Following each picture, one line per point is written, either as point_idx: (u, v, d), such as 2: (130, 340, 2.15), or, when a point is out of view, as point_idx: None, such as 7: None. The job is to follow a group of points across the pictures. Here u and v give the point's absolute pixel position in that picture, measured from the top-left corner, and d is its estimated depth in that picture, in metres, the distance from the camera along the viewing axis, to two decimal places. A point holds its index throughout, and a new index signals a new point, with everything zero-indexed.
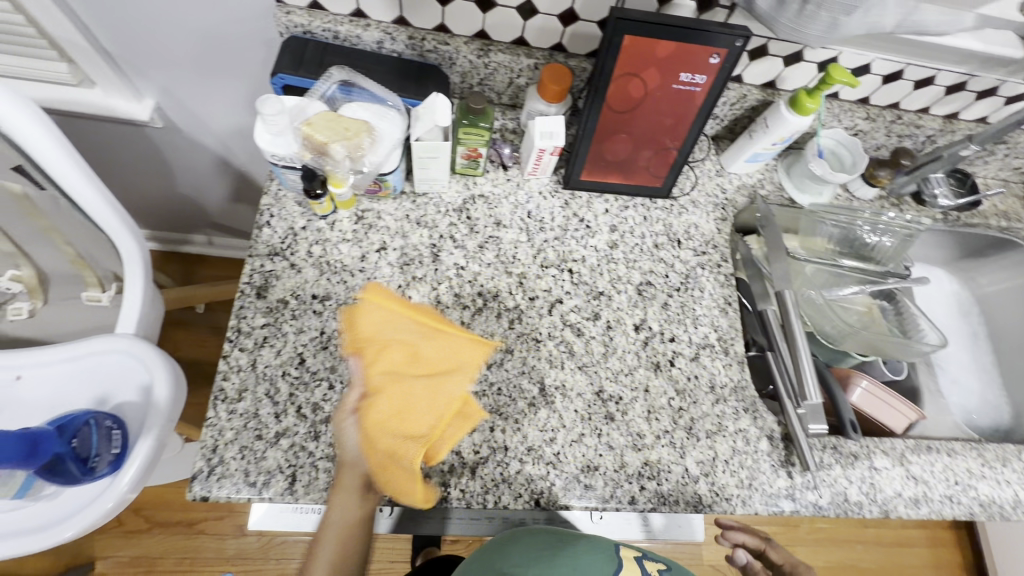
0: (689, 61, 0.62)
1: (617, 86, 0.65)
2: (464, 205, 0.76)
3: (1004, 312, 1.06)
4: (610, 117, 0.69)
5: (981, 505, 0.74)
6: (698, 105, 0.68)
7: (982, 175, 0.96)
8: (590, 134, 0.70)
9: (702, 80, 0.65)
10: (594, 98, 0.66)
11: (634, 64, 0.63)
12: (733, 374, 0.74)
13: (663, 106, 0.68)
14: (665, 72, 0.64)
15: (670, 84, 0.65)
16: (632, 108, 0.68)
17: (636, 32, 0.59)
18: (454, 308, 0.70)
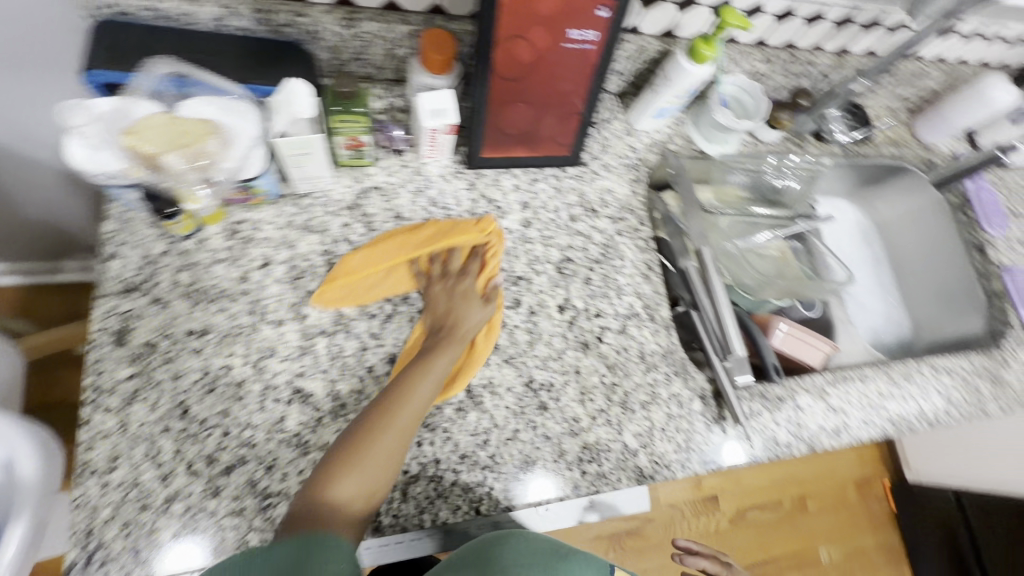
0: (576, 15, 0.56)
1: (502, 51, 0.58)
2: (356, 202, 0.67)
3: (900, 236, 1.12)
4: (502, 86, 0.62)
5: (892, 422, 0.79)
6: (593, 64, 0.62)
7: (874, 105, 0.99)
8: (483, 106, 0.63)
9: (594, 36, 0.59)
10: (479, 66, 0.58)
11: (516, 23, 0.55)
12: (661, 340, 0.73)
13: (558, 70, 0.62)
14: (552, 30, 0.57)
15: (560, 43, 0.58)
16: (524, 73, 0.61)
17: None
18: (360, 320, 0.63)
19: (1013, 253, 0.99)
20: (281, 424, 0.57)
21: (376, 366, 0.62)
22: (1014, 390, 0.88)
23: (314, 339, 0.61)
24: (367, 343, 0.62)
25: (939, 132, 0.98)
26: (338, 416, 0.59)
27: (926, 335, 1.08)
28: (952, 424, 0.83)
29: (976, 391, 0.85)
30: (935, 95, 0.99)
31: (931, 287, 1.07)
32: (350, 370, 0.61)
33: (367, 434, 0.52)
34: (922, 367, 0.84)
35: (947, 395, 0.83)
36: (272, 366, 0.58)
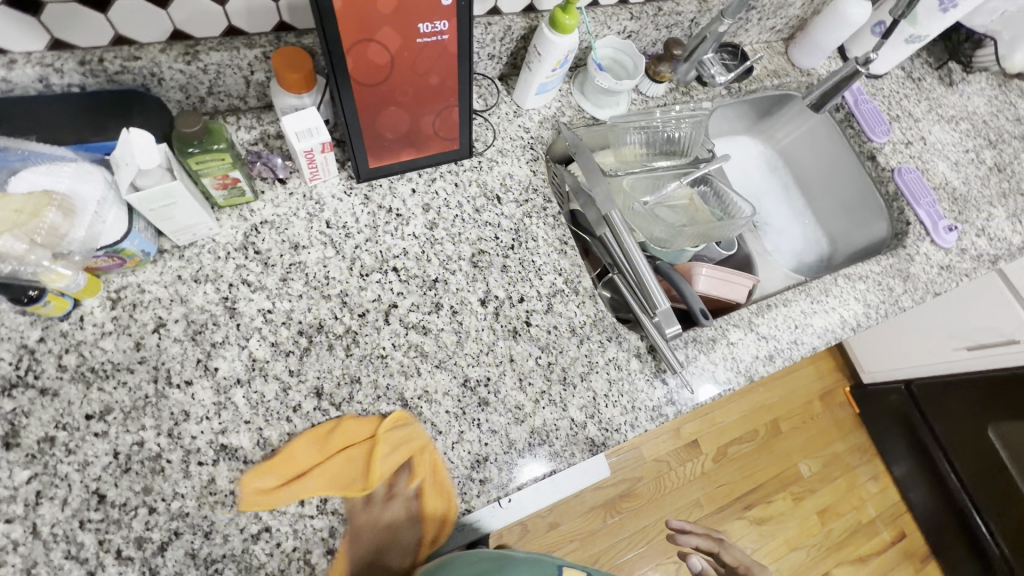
0: (421, 8, 0.55)
1: (356, 58, 0.56)
2: (247, 240, 0.64)
3: (801, 158, 1.19)
4: (367, 93, 0.60)
5: (819, 336, 0.83)
6: (454, 54, 0.61)
7: (749, 42, 1.02)
8: (354, 119, 0.61)
9: (445, 26, 0.58)
10: (336, 77, 0.56)
11: (362, 28, 0.54)
12: (588, 310, 0.74)
13: (420, 66, 0.61)
14: (402, 27, 0.56)
15: (413, 40, 0.58)
16: (386, 77, 0.60)
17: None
18: (275, 360, 0.60)
19: (900, 154, 1.04)
20: (211, 486, 0.54)
21: (302, 403, 0.59)
22: (922, 281, 0.94)
23: (230, 391, 0.58)
24: (288, 382, 0.60)
25: (812, 56, 1.03)
26: (271, 463, 0.56)
27: (843, 248, 1.13)
28: (874, 325, 0.88)
29: (890, 290, 0.90)
30: (802, 21, 1.03)
31: (835, 201, 1.14)
32: (275, 414, 0.58)
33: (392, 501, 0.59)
34: (838, 278, 0.89)
35: (864, 299, 0.88)
36: (189, 429, 0.55)
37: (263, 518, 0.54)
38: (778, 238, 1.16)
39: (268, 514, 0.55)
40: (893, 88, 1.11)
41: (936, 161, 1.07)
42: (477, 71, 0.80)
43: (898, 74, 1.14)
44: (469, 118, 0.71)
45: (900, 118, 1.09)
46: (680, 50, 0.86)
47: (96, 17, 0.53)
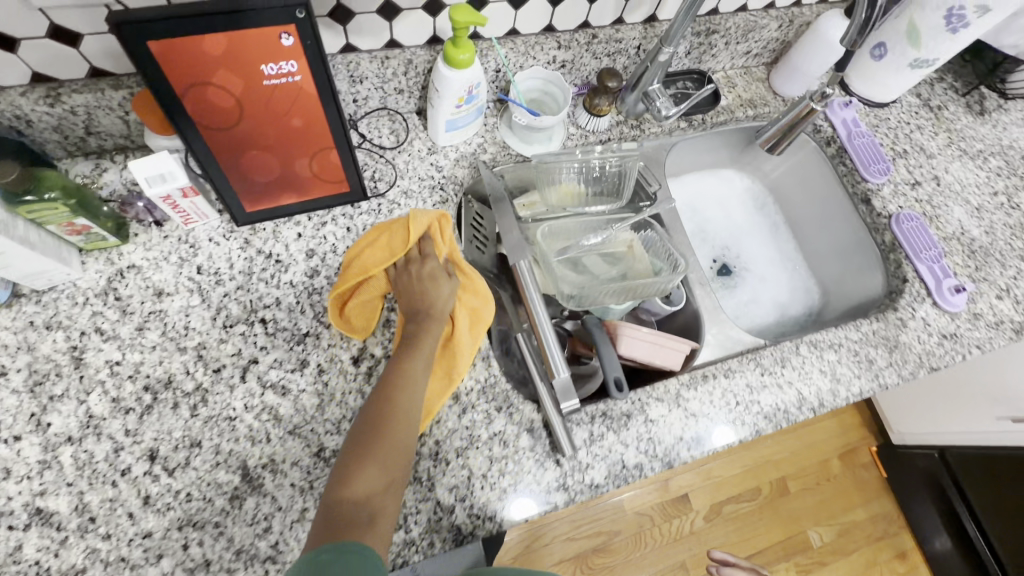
0: (259, 50, 0.49)
1: (194, 102, 0.51)
2: (109, 286, 0.62)
3: (792, 196, 1.04)
4: (219, 136, 0.55)
5: (767, 417, 0.70)
6: (314, 94, 0.55)
7: (721, 67, 0.91)
8: (211, 163, 0.57)
9: (294, 66, 0.52)
10: (174, 123, 0.52)
11: (190, 72, 0.48)
12: (478, 374, 0.66)
13: (276, 107, 0.55)
14: (239, 69, 0.50)
15: (259, 82, 0.52)
16: (238, 121, 0.55)
17: (153, 37, 0.44)
18: (113, 418, 0.57)
19: (903, 197, 0.89)
20: (16, 554, 0.51)
21: (132, 466, 0.55)
22: (916, 352, 0.78)
23: (58, 449, 0.55)
24: (122, 443, 0.56)
25: (796, 83, 0.89)
26: (85, 532, 0.53)
27: (836, 302, 0.97)
28: (844, 404, 0.74)
29: (869, 362, 0.76)
30: (785, 44, 0.90)
31: (829, 247, 0.98)
32: (100, 477, 0.55)
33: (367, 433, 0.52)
34: (801, 346, 0.75)
35: (833, 373, 0.74)
36: (7, 488, 0.53)
37: None
38: (759, 286, 1.01)
39: None
40: (902, 119, 0.96)
41: (951, 205, 0.90)
42: (388, 106, 0.75)
43: (910, 102, 0.98)
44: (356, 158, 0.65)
45: (908, 153, 0.93)
46: (615, 82, 0.76)
47: None
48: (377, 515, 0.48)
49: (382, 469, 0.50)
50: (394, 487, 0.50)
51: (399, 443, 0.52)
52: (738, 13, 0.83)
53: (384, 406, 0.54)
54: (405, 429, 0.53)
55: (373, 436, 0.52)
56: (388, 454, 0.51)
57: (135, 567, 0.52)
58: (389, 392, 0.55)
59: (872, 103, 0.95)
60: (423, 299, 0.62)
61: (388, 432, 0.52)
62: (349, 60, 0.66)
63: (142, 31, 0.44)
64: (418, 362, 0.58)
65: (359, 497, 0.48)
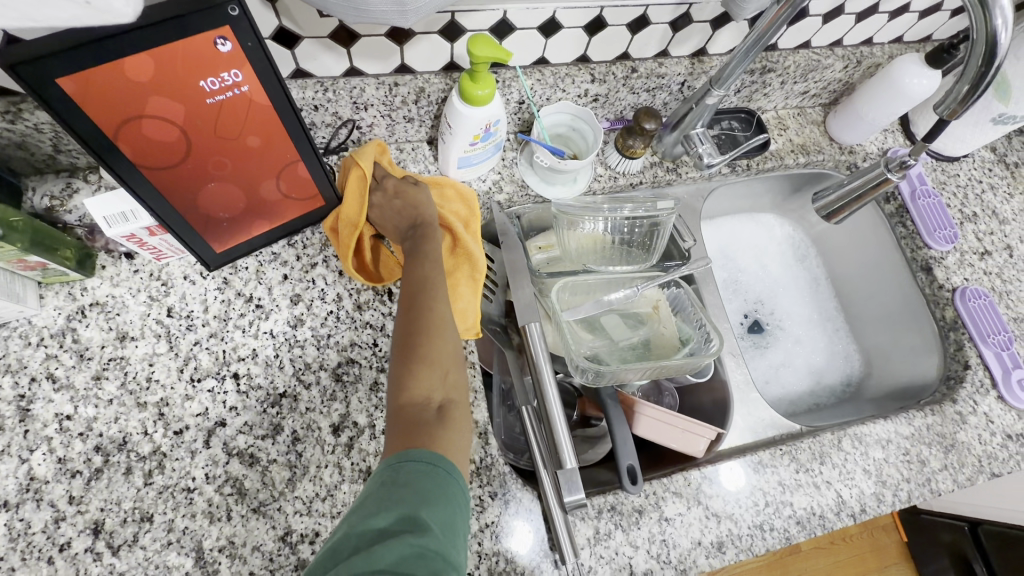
0: (195, 63, 0.42)
1: (131, 141, 0.44)
2: (67, 326, 0.55)
3: (837, 250, 0.93)
4: (168, 176, 0.48)
5: (799, 523, 0.61)
6: (266, 105, 0.49)
7: (772, 107, 0.81)
8: (162, 201, 0.50)
9: (238, 75, 0.45)
10: (109, 165, 0.44)
11: (118, 105, 0.42)
12: (474, 453, 0.58)
13: (225, 129, 0.48)
14: (176, 92, 0.43)
15: (202, 102, 0.45)
16: (185, 151, 0.47)
17: (64, 72, 0.38)
18: (56, 482, 0.50)
19: (968, 269, 0.79)
20: None
21: (72, 541, 0.49)
22: (975, 455, 0.68)
23: None
24: (64, 512, 0.50)
25: (858, 131, 0.79)
26: None
27: (881, 374, 0.87)
28: (889, 510, 0.65)
29: (921, 463, 0.66)
30: (848, 85, 0.80)
31: (879, 312, 0.87)
32: (35, 552, 0.48)
33: (414, 349, 0.49)
34: (843, 439, 0.66)
35: (878, 474, 0.65)
36: None
37: None
38: (793, 349, 0.90)
39: None
40: (973, 176, 0.85)
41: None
42: (396, 134, 0.67)
43: (984, 157, 0.87)
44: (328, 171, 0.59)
45: (977, 217, 0.82)
46: (654, 122, 0.66)
47: None
48: (445, 404, 0.48)
49: (437, 361, 0.49)
50: (450, 373, 0.49)
51: (444, 350, 0.50)
52: (798, 50, 0.73)
53: (411, 314, 0.51)
54: (442, 329, 0.51)
55: (408, 345, 0.49)
56: (432, 359, 0.49)
57: None
58: (407, 304, 0.52)
59: (942, 156, 0.84)
60: (412, 215, 0.58)
61: (424, 338, 0.50)
62: (353, 86, 0.58)
63: (48, 65, 0.37)
64: (431, 273, 0.54)
65: (422, 399, 0.47)
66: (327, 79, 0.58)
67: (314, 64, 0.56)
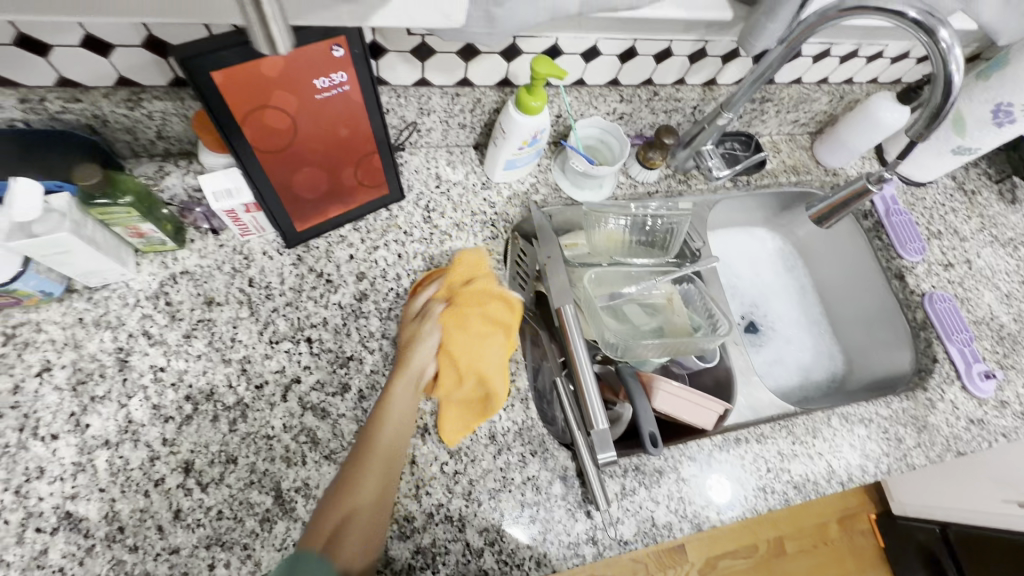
0: (313, 65, 0.51)
1: (253, 128, 0.53)
2: (161, 289, 0.62)
3: (822, 261, 1.05)
4: (274, 159, 0.57)
5: (796, 487, 0.70)
6: (360, 103, 0.58)
7: (767, 132, 0.93)
8: (265, 182, 0.58)
9: (343, 77, 0.54)
10: (234, 150, 0.53)
11: (251, 97, 0.50)
12: (516, 416, 0.66)
13: (325, 122, 0.57)
14: (296, 88, 0.52)
15: (311, 97, 0.54)
16: (290, 139, 0.56)
17: (219, 67, 0.46)
18: (152, 425, 0.56)
19: (935, 278, 0.91)
20: (41, 558, 0.50)
21: (166, 477, 0.55)
22: (943, 435, 0.78)
23: (94, 453, 0.54)
24: (158, 452, 0.56)
25: (840, 155, 0.92)
26: (112, 542, 0.52)
27: (859, 372, 0.98)
28: (872, 481, 0.74)
29: (898, 440, 0.76)
30: (831, 117, 0.93)
31: (858, 315, 0.98)
32: (133, 486, 0.54)
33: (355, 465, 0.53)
34: (832, 417, 0.76)
35: (862, 448, 0.75)
36: (38, 488, 0.52)
37: None
38: (783, 347, 1.00)
39: None
40: (937, 200, 0.98)
41: (981, 290, 0.91)
42: (448, 139, 0.77)
43: (946, 184, 1.00)
44: (395, 163, 0.68)
45: (942, 234, 0.95)
46: (673, 138, 0.77)
47: (37, 60, 0.53)
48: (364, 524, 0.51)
49: (369, 479, 0.52)
50: (381, 485, 0.53)
51: (371, 476, 0.52)
52: (791, 85, 0.85)
53: (362, 447, 0.55)
54: (388, 443, 0.55)
55: (363, 455, 0.54)
56: (364, 480, 0.52)
57: None
58: (372, 430, 0.56)
59: (911, 180, 0.97)
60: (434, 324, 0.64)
61: (362, 469, 0.53)
62: (422, 94, 0.68)
63: (208, 60, 0.45)
64: (386, 422, 0.56)
65: (356, 520, 0.50)
66: (400, 87, 0.67)
67: (392, 73, 0.65)
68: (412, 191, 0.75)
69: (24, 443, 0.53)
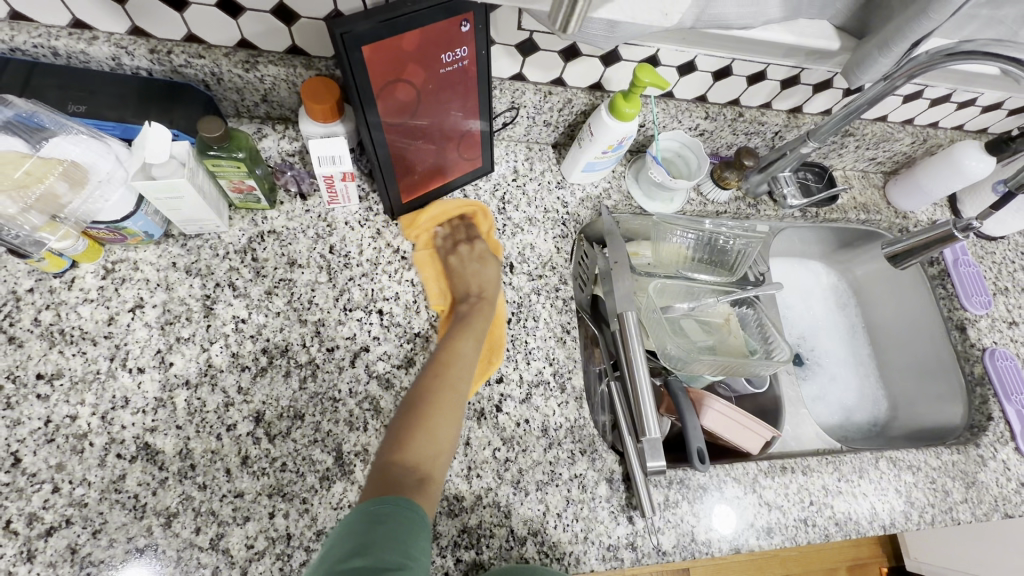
0: (442, 40, 0.55)
1: (384, 99, 0.57)
2: (249, 245, 0.65)
3: (876, 302, 1.03)
4: (395, 129, 0.61)
5: (837, 524, 0.70)
6: (475, 77, 0.62)
7: (841, 167, 0.93)
8: (385, 152, 0.62)
9: (465, 51, 0.58)
10: (367, 120, 0.57)
11: (389, 70, 0.54)
12: (569, 413, 0.67)
13: (443, 94, 0.61)
14: (425, 62, 0.56)
15: (435, 71, 0.58)
16: (411, 110, 0.60)
17: (369, 41, 0.50)
18: (229, 372, 0.59)
19: (997, 334, 0.89)
20: (118, 483, 0.53)
21: (237, 424, 0.57)
22: (992, 494, 0.77)
23: (174, 391, 0.57)
24: (232, 399, 0.58)
25: (915, 199, 0.90)
26: (183, 478, 0.54)
27: (904, 419, 0.96)
28: (914, 529, 0.73)
29: (945, 492, 0.75)
30: (910, 159, 0.92)
31: (910, 363, 0.96)
32: (208, 427, 0.56)
33: (427, 404, 0.55)
34: (880, 460, 0.75)
35: (907, 495, 0.74)
36: (122, 417, 0.55)
37: (154, 535, 0.52)
38: (829, 385, 0.99)
39: (160, 532, 0.52)
40: (1007, 256, 0.96)
41: None
42: (530, 135, 0.78)
43: (1018, 241, 0.98)
44: (491, 138, 0.71)
45: (1008, 291, 0.93)
46: (752, 160, 0.77)
47: (173, 15, 0.56)
48: (426, 478, 0.51)
49: (418, 448, 0.52)
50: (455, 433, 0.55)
51: (449, 425, 0.55)
52: (875, 122, 0.85)
53: (436, 374, 0.58)
54: (456, 393, 0.57)
55: (432, 380, 0.57)
56: (435, 430, 0.53)
57: (222, 525, 0.53)
58: (432, 380, 0.57)
59: (983, 234, 0.96)
60: (477, 285, 0.68)
61: (434, 399, 0.56)
62: (517, 88, 0.70)
63: (361, 36, 0.49)
64: (457, 364, 0.59)
65: (408, 463, 0.51)
66: (497, 78, 0.69)
67: (493, 65, 0.67)
68: (491, 181, 0.76)
69: (114, 372, 0.56)
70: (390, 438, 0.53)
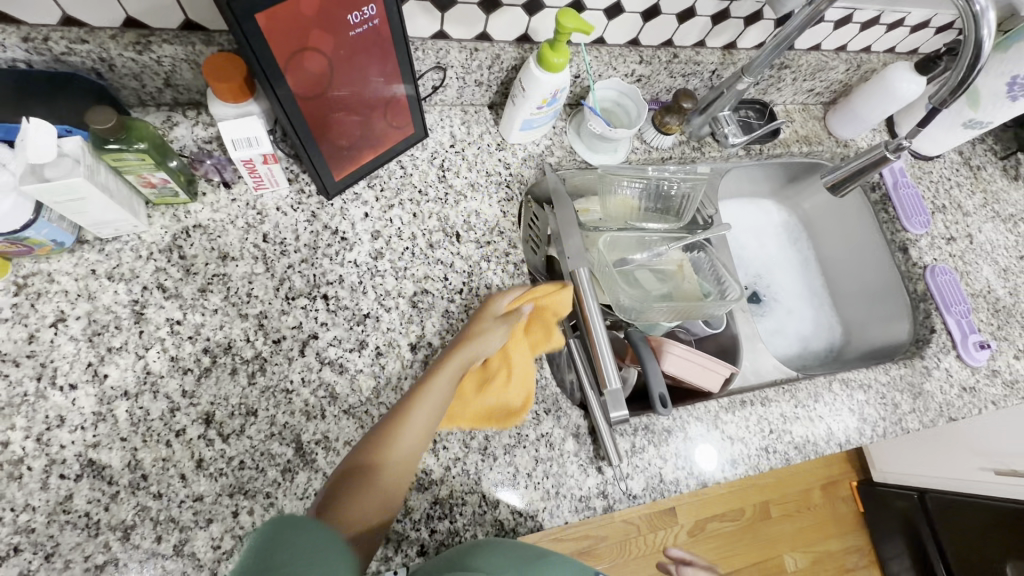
0: (345, 0, 0.52)
1: (295, 73, 0.53)
2: (174, 243, 0.61)
3: (825, 233, 1.06)
4: (313, 104, 0.57)
5: (797, 448, 0.73)
6: (390, 38, 0.58)
7: (781, 101, 0.93)
8: (306, 131, 0.58)
9: (373, 10, 0.54)
10: (281, 98, 0.53)
11: (293, 40, 0.51)
12: (530, 375, 0.67)
13: (360, 60, 0.58)
14: (331, 26, 0.53)
15: (345, 36, 0.54)
16: (326, 82, 0.57)
17: (264, 8, 0.46)
18: (171, 377, 0.56)
19: (937, 251, 0.92)
20: (66, 504, 0.51)
21: (187, 428, 0.55)
22: (937, 401, 0.81)
23: (114, 403, 0.54)
24: (178, 403, 0.56)
25: (853, 127, 0.91)
26: (136, 489, 0.52)
27: (857, 342, 1.00)
28: (867, 442, 0.77)
29: (894, 406, 0.79)
30: (846, 87, 0.92)
31: (859, 288, 1.00)
32: (155, 436, 0.54)
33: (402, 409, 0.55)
34: (833, 383, 0.78)
35: (860, 412, 0.77)
36: (60, 437, 0.52)
37: (112, 550, 0.50)
38: (785, 318, 1.03)
39: (119, 546, 0.51)
40: (943, 174, 0.99)
41: (981, 263, 0.93)
42: (463, 97, 0.75)
43: (953, 159, 1.01)
44: (420, 101, 0.68)
45: (946, 209, 0.96)
46: (691, 103, 0.76)
47: None
48: (360, 489, 0.50)
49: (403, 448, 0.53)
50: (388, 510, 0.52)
51: (413, 448, 0.54)
52: (810, 52, 0.85)
53: (393, 417, 0.55)
54: (401, 474, 0.53)
55: (396, 419, 0.55)
56: (382, 484, 0.51)
57: (185, 530, 0.52)
58: (402, 408, 0.56)
59: (919, 155, 0.98)
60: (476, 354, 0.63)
61: (395, 447, 0.53)
62: (440, 48, 0.66)
63: (254, 4, 0.45)
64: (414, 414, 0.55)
65: (357, 515, 0.49)
66: (418, 39, 0.65)
67: (411, 25, 0.63)
68: (428, 149, 0.74)
69: (44, 392, 0.53)
70: (364, 444, 0.53)
